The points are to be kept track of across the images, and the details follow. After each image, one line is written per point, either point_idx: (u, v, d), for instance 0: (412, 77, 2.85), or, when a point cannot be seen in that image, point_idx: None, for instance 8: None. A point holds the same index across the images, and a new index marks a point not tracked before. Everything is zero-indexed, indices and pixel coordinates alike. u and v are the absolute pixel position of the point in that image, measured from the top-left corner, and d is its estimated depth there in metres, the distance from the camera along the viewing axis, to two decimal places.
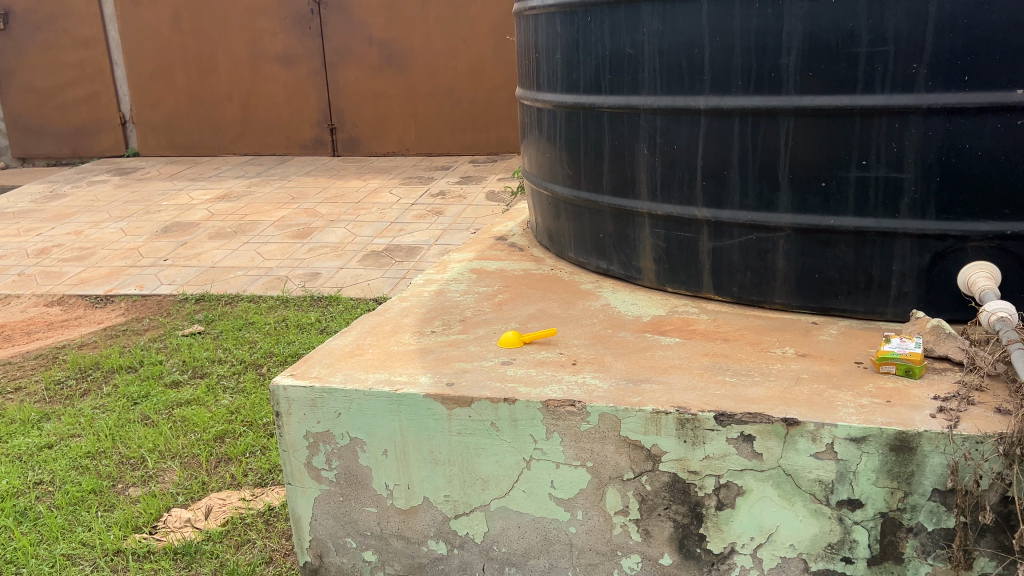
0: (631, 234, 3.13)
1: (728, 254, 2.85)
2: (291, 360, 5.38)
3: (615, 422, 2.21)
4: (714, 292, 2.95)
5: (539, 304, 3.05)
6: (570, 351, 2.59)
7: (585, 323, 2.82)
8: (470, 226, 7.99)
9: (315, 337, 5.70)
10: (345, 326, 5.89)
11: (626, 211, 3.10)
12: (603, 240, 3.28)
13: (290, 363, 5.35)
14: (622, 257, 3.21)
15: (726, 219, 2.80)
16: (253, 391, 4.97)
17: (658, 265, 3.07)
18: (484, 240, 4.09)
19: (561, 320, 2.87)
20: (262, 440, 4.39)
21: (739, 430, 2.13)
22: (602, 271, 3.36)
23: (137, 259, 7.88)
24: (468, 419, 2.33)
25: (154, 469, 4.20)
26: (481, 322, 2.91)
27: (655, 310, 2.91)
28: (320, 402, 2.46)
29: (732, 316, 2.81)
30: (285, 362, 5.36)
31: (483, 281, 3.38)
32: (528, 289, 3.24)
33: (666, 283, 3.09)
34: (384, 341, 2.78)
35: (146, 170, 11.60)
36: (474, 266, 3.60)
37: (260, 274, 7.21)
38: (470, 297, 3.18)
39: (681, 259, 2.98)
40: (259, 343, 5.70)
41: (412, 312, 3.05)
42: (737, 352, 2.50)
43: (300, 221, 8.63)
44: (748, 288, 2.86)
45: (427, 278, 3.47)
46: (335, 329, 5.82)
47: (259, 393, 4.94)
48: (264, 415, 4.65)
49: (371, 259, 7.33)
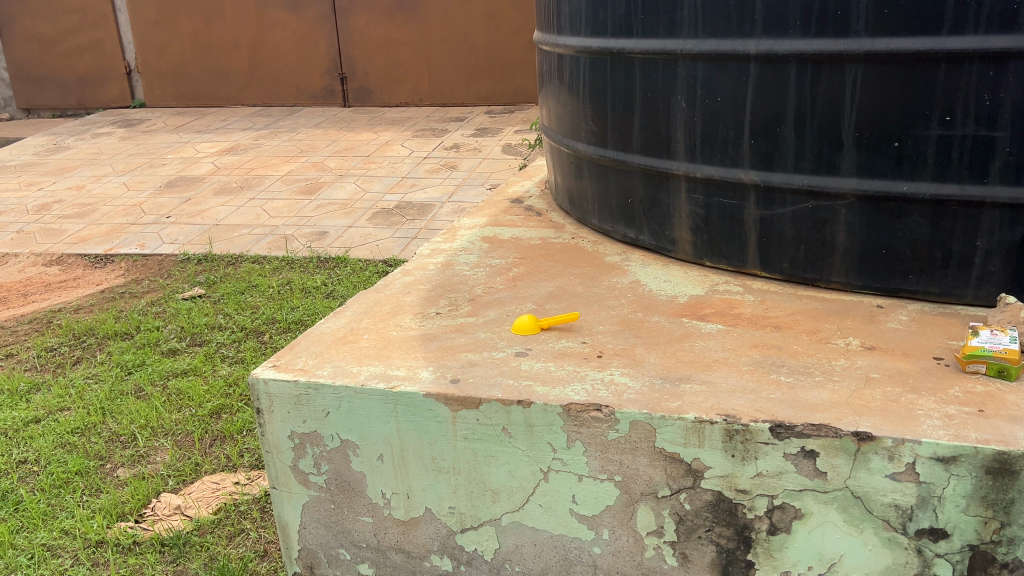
0: (664, 200, 2.75)
1: (779, 224, 2.47)
2: (295, 327, 5.07)
3: (649, 432, 1.86)
4: (760, 267, 2.57)
5: (559, 281, 2.69)
6: (595, 340, 2.23)
7: (612, 305, 2.45)
8: (485, 182, 7.59)
9: (320, 302, 5.37)
10: (352, 290, 5.56)
11: (659, 174, 2.72)
12: (632, 206, 2.89)
13: (293, 330, 5.03)
14: (653, 226, 2.83)
15: (778, 185, 2.42)
16: (253, 361, 4.66)
17: (696, 235, 2.69)
18: (497, 203, 3.71)
19: (584, 301, 2.51)
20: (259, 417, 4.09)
21: (799, 445, 1.78)
22: (629, 241, 2.98)
23: (140, 216, 7.56)
24: (476, 423, 1.99)
25: (145, 448, 3.92)
26: (492, 303, 2.55)
27: (692, 289, 2.54)
28: (306, 399, 2.13)
29: (783, 296, 2.43)
30: (287, 330, 5.05)
31: (496, 253, 3.01)
32: (546, 262, 2.87)
33: (704, 256, 2.71)
34: (381, 326, 2.43)
35: (152, 122, 11.24)
36: (486, 234, 3.23)
37: (265, 233, 6.88)
38: (481, 272, 2.82)
39: (723, 229, 2.60)
40: (262, 308, 5.38)
41: (415, 290, 2.69)
42: (792, 344, 2.13)
43: (309, 176, 8.27)
44: (801, 264, 2.48)
45: (433, 247, 3.11)
46: (341, 294, 5.50)
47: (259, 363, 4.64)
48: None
49: (380, 217, 6.97)
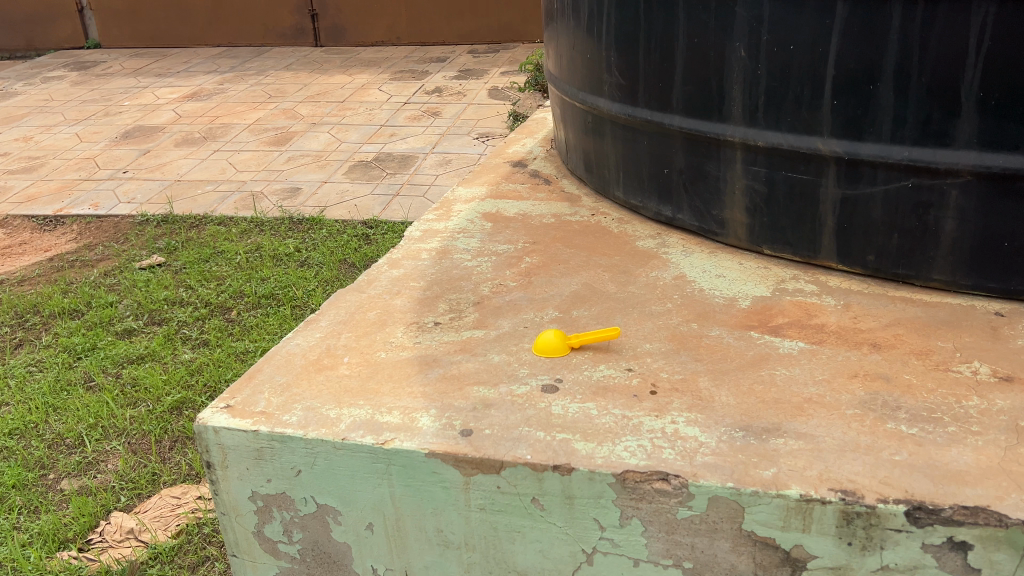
0: (712, 172, 2.22)
1: (865, 206, 1.96)
2: (265, 302, 4.51)
3: (736, 511, 1.39)
4: (837, 259, 2.07)
5: (585, 276, 2.17)
6: (643, 366, 1.73)
7: (657, 314, 1.95)
8: (471, 131, 6.99)
9: (293, 272, 4.81)
10: (329, 257, 4.99)
11: (707, 140, 2.19)
12: (668, 178, 2.37)
13: (264, 306, 4.48)
14: (696, 203, 2.31)
15: (869, 158, 1.90)
16: (219, 344, 4.12)
17: (753, 216, 2.18)
18: (496, 168, 3.16)
19: (620, 306, 2.00)
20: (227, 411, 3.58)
21: (946, 534, 1.32)
22: (663, 220, 2.45)
23: (93, 172, 6.90)
24: (496, 492, 1.52)
25: (94, 453, 3.40)
26: (504, 309, 2.04)
27: (753, 287, 2.04)
28: (269, 454, 1.63)
29: (872, 299, 1.94)
30: (256, 304, 4.50)
31: (502, 236, 2.48)
32: (565, 249, 2.35)
33: (761, 242, 2.20)
34: (364, 343, 1.91)
35: (108, 64, 10.43)
36: (488, 211, 2.70)
37: (232, 190, 6.27)
38: (487, 264, 2.29)
39: (790, 211, 2.09)
40: (229, 279, 4.81)
41: (406, 291, 2.17)
42: (901, 372, 1.65)
43: (279, 124, 7.61)
44: (892, 257, 1.98)
45: (425, 230, 2.58)
46: (318, 262, 4.94)
47: (226, 347, 4.10)
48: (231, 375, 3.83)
49: (358, 171, 6.37)
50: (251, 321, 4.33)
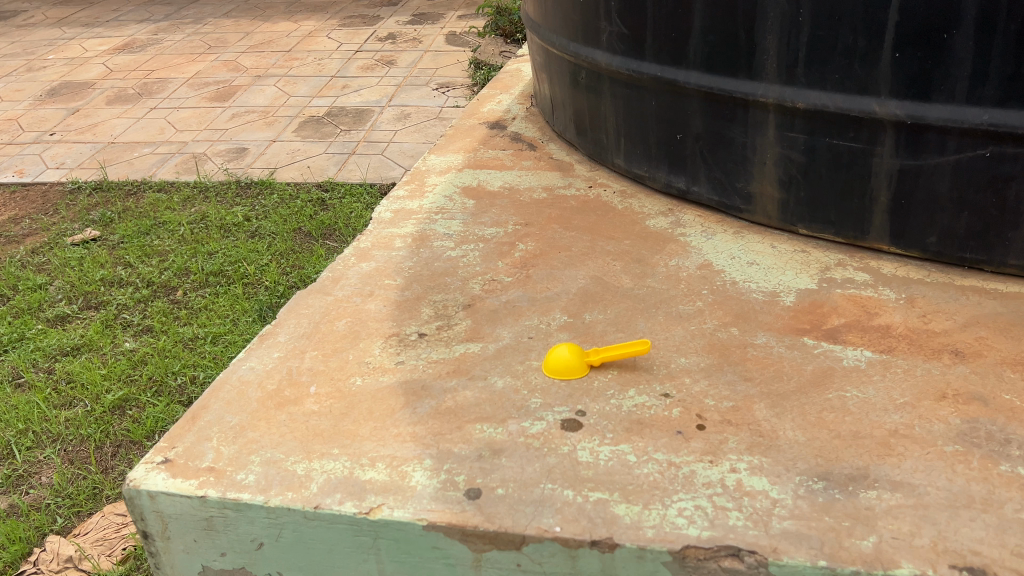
0: (738, 139, 1.89)
1: (929, 179, 1.65)
2: (214, 279, 4.08)
3: None
4: (889, 240, 1.76)
5: (592, 267, 1.84)
6: (681, 390, 1.42)
7: (687, 317, 1.63)
8: (430, 81, 6.53)
9: (244, 244, 4.37)
10: (283, 225, 4.56)
11: (732, 101, 1.84)
12: (682, 144, 2.03)
13: (213, 284, 4.05)
14: (717, 174, 1.98)
15: (938, 122, 1.58)
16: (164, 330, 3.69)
17: (787, 190, 1.85)
18: (472, 132, 2.78)
19: (641, 306, 1.67)
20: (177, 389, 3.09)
21: None
22: (674, 194, 2.12)
23: (17, 134, 6.30)
24: (516, 570, 1.20)
25: (25, 464, 2.85)
26: (502, 313, 1.70)
27: (794, 278, 1.73)
28: (221, 524, 1.29)
29: (937, 290, 1.65)
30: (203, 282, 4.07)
31: (488, 218, 2.13)
32: (565, 233, 2.01)
33: (796, 220, 1.88)
34: (335, 365, 1.56)
35: (30, 14, 9.64)
36: (468, 186, 2.34)
37: (172, 152, 5.76)
38: (475, 255, 1.94)
39: (834, 184, 1.77)
40: (172, 255, 4.37)
41: (381, 292, 1.81)
42: (998, 391, 1.35)
43: (221, 77, 7.05)
44: (958, 238, 1.67)
45: (397, 213, 2.21)
46: (270, 231, 4.50)
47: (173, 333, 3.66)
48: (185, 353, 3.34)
49: (309, 128, 5.90)
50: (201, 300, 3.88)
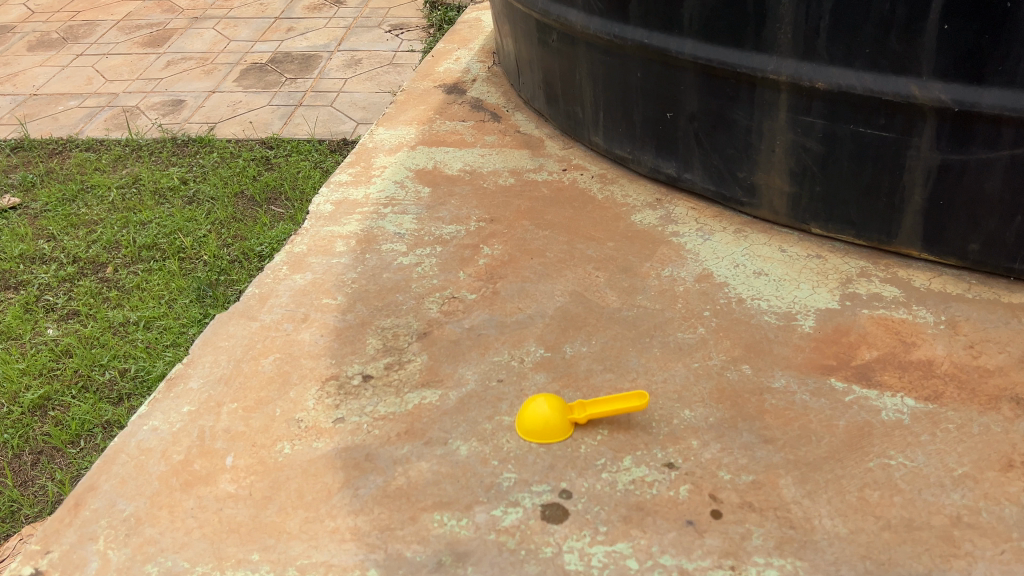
0: (742, 120, 1.58)
1: (975, 177, 1.37)
2: (126, 253, 2.72)
3: None
4: (922, 244, 1.49)
5: (573, 278, 1.54)
6: (688, 458, 1.15)
7: (688, 349, 1.35)
8: (383, 22, 6.06)
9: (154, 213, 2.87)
10: (243, 158, 3.44)
11: (737, 77, 1.54)
12: (673, 124, 1.72)
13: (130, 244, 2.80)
14: (716, 160, 1.68)
15: (993, 110, 1.29)
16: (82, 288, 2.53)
17: (801, 183, 1.56)
18: (425, 98, 2.43)
19: (631, 335, 1.39)
20: (116, 365, 2.01)
21: None
22: (664, 180, 1.82)
23: None
24: None
25: None
26: (464, 344, 1.40)
27: (813, 295, 1.45)
28: None
29: (982, 310, 1.38)
30: (140, 227, 2.86)
31: (447, 212, 1.82)
32: (537, 232, 1.70)
33: (809, 217, 1.60)
34: (257, 426, 1.26)
35: None
36: (421, 170, 2.01)
37: (101, 106, 5.19)
38: (431, 263, 1.63)
39: (859, 178, 1.49)
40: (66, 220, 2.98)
41: (318, 317, 1.50)
42: None
43: (154, 19, 6.49)
44: (1007, 246, 1.41)
45: (339, 205, 1.89)
46: (211, 178, 3.22)
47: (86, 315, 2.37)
48: (128, 312, 2.20)
49: (251, 76, 5.37)
50: (161, 232, 2.80)
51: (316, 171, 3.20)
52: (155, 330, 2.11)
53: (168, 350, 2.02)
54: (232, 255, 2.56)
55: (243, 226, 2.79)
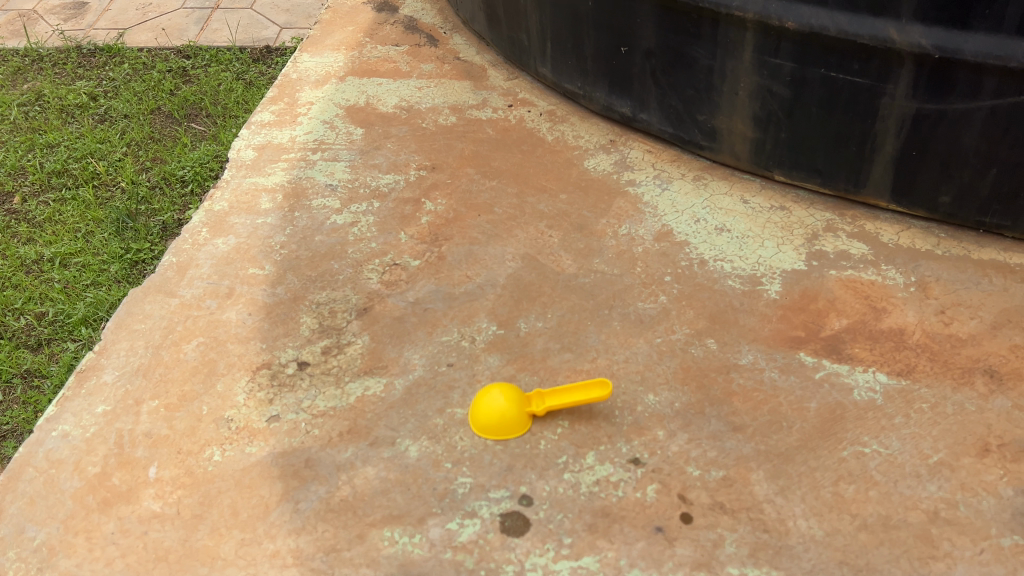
0: (703, 59, 1.45)
1: (952, 128, 1.28)
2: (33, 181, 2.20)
3: None
4: (891, 196, 1.41)
5: (524, 239, 1.43)
6: (655, 453, 1.07)
7: (650, 322, 1.26)
8: None
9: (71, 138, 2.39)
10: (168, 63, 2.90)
11: (699, 12, 1.40)
12: (627, 60, 1.58)
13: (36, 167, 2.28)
14: (676, 100, 1.55)
15: (976, 58, 1.19)
16: None
17: (765, 128, 1.46)
18: (353, 18, 2.21)
19: (588, 306, 1.29)
20: (32, 309, 1.74)
21: None
22: (617, 119, 1.69)
23: None
24: None
25: None
26: (409, 321, 1.29)
27: (779, 254, 1.36)
28: None
29: (954, 269, 1.32)
30: (47, 151, 2.38)
31: (384, 158, 1.67)
32: (483, 183, 1.57)
33: (773, 164, 1.49)
34: (183, 429, 1.14)
35: None
36: (353, 107, 1.83)
37: None
38: (368, 223, 1.50)
39: (828, 126, 1.38)
40: None
41: (245, 291, 1.36)
42: None
43: None
44: (979, 199, 1.33)
45: (262, 150, 1.71)
46: (133, 87, 2.71)
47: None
48: (40, 249, 1.90)
49: None
50: (70, 156, 2.32)
51: (240, 82, 2.68)
52: (72, 267, 1.82)
53: (88, 291, 1.74)
54: (151, 179, 2.11)
55: (162, 145, 2.32)
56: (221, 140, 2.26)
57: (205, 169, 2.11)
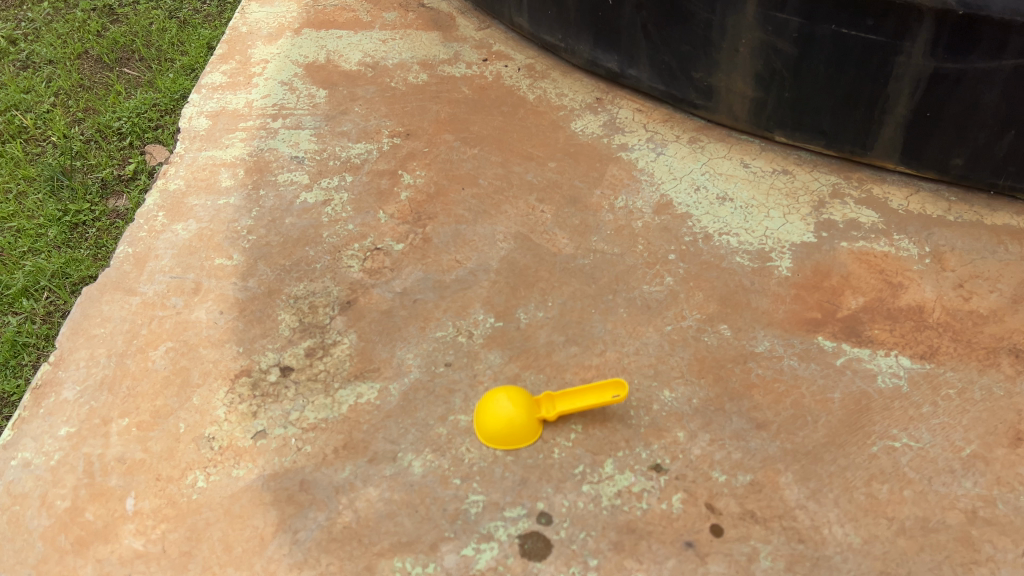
0: (701, 12, 1.34)
1: (970, 88, 1.20)
2: None
3: None
4: (900, 157, 1.33)
5: (514, 215, 1.33)
6: (677, 458, 1.01)
7: (658, 307, 1.18)
8: None
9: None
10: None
11: None
12: (615, 12, 1.46)
13: None
14: (669, 55, 1.44)
15: (1003, 14, 1.11)
16: None
17: (767, 86, 1.36)
18: None
19: (590, 291, 1.20)
20: None
21: None
22: (603, 74, 1.57)
23: None
24: None
25: None
26: (399, 315, 1.18)
27: (787, 226, 1.29)
28: None
29: (969, 237, 1.26)
30: None
31: (352, 124, 1.53)
32: (463, 151, 1.46)
33: (774, 124, 1.40)
34: (159, 452, 1.04)
35: None
36: (313, 65, 1.68)
37: None
38: (342, 201, 1.38)
39: (836, 85, 1.29)
40: None
41: (213, 286, 1.24)
42: None
43: None
44: (993, 161, 1.27)
45: (217, 117, 1.56)
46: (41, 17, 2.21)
47: None
48: None
49: None
50: None
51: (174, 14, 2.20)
52: (3, 233, 1.58)
53: (25, 258, 1.52)
54: (84, 133, 1.81)
55: (93, 93, 1.94)
56: (162, 88, 1.91)
57: (146, 120, 1.82)
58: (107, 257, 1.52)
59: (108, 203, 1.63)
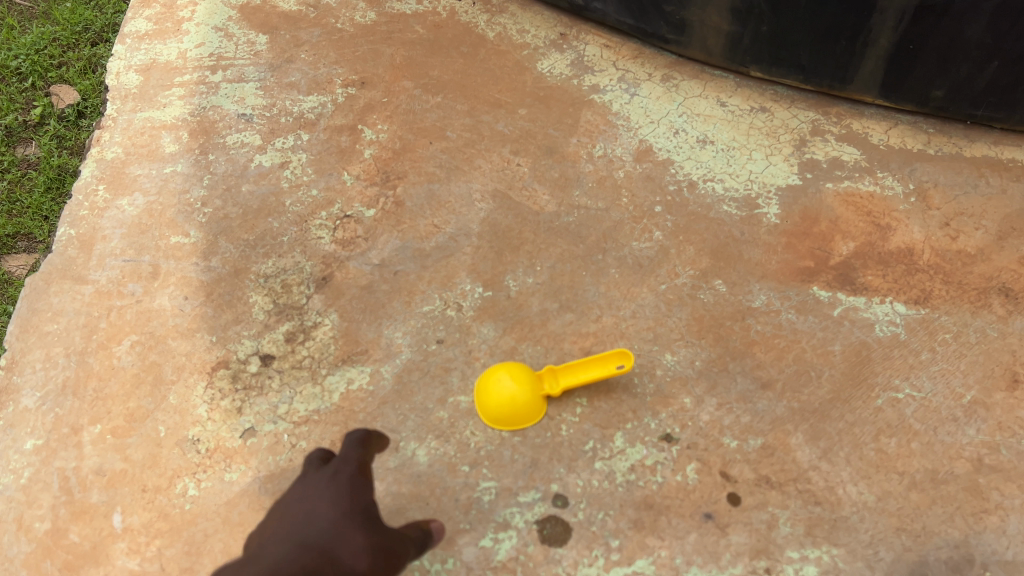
0: None
1: (956, 20, 1.16)
2: None
3: None
4: (879, 90, 1.30)
5: (488, 171, 1.26)
6: (686, 427, 0.99)
7: (650, 265, 1.14)
8: None
9: None
10: None
11: None
12: None
13: None
14: None
15: None
16: None
17: (744, 20, 1.30)
18: None
19: (579, 252, 1.16)
20: None
21: None
22: (565, 7, 1.48)
23: None
24: None
25: None
26: (380, 290, 1.12)
27: (771, 168, 1.25)
28: None
29: (950, 171, 1.25)
30: None
31: (300, 74, 1.41)
32: (425, 100, 1.36)
33: (749, 58, 1.35)
34: (142, 459, 0.97)
35: None
36: (247, 6, 1.53)
37: None
38: (300, 162, 1.28)
39: (817, 19, 1.24)
40: None
41: (173, 268, 1.15)
42: None
43: None
44: (973, 92, 1.25)
45: (148, 72, 1.42)
46: None
47: None
48: None
49: None
50: None
51: None
52: None
53: None
54: None
55: None
56: (57, 19, 1.76)
57: (44, 55, 1.68)
58: (24, 212, 1.46)
59: (16, 151, 1.54)
